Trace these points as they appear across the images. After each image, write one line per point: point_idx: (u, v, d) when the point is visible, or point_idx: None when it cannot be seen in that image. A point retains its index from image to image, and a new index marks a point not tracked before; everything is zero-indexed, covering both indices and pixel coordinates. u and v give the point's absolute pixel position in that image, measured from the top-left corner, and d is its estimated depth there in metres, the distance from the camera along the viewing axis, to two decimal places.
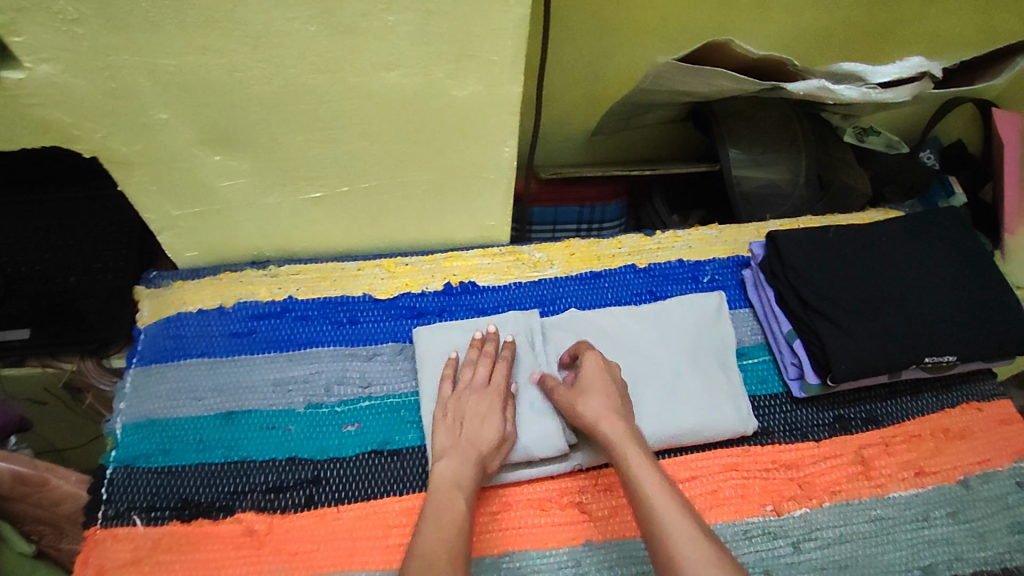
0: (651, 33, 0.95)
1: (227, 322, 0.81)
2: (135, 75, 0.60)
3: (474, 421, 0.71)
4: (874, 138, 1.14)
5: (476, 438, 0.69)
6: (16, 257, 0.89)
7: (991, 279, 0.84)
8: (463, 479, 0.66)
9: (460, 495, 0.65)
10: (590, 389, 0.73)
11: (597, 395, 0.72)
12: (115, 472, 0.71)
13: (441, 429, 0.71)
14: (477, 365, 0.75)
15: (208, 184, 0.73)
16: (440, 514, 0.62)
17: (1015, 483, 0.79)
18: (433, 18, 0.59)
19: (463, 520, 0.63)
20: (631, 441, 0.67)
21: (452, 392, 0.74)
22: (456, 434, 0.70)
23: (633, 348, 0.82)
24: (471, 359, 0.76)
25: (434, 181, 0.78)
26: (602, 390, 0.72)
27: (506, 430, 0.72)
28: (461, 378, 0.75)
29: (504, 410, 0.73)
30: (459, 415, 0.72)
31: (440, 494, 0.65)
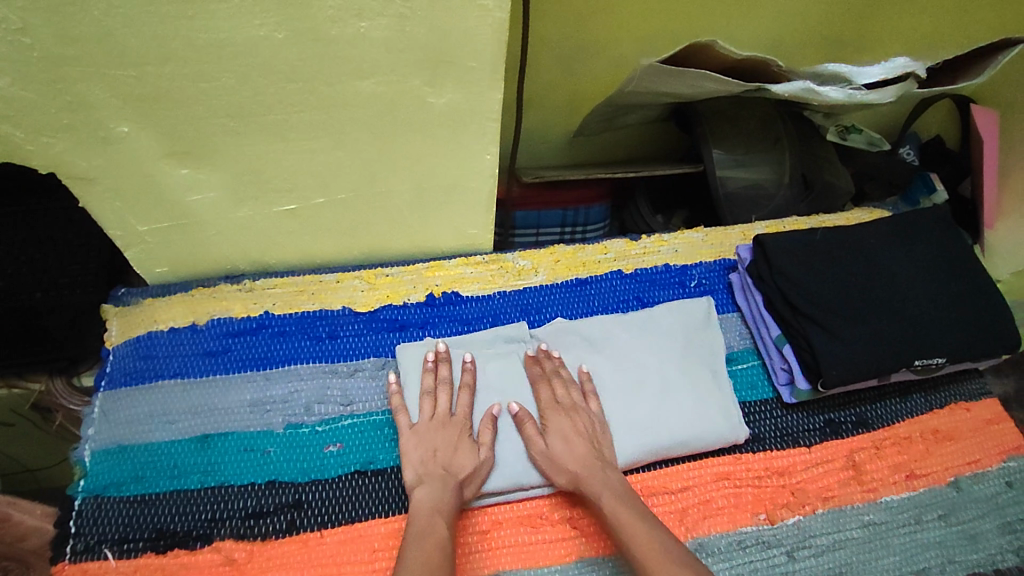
0: (632, 34, 0.93)
1: (200, 341, 0.78)
2: (91, 86, 0.56)
3: (446, 453, 0.69)
4: (857, 136, 1.10)
5: (453, 467, 0.68)
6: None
7: (976, 279, 0.84)
8: (444, 501, 0.66)
9: (440, 518, 0.64)
10: (562, 442, 0.71)
11: (571, 451, 0.70)
12: (84, 503, 0.68)
13: (411, 458, 0.69)
14: (436, 394, 0.73)
15: (176, 199, 0.70)
16: (432, 537, 0.62)
17: (1003, 483, 0.79)
18: (408, 23, 0.57)
19: (447, 542, 0.62)
20: (608, 491, 0.68)
21: (413, 424, 0.72)
22: (428, 463, 0.69)
23: (619, 364, 0.80)
24: (427, 388, 0.74)
25: (415, 190, 0.76)
26: (578, 443, 0.71)
27: (483, 457, 0.70)
28: (421, 409, 0.73)
29: (476, 437, 0.72)
30: (430, 446, 0.70)
31: (422, 515, 0.64)
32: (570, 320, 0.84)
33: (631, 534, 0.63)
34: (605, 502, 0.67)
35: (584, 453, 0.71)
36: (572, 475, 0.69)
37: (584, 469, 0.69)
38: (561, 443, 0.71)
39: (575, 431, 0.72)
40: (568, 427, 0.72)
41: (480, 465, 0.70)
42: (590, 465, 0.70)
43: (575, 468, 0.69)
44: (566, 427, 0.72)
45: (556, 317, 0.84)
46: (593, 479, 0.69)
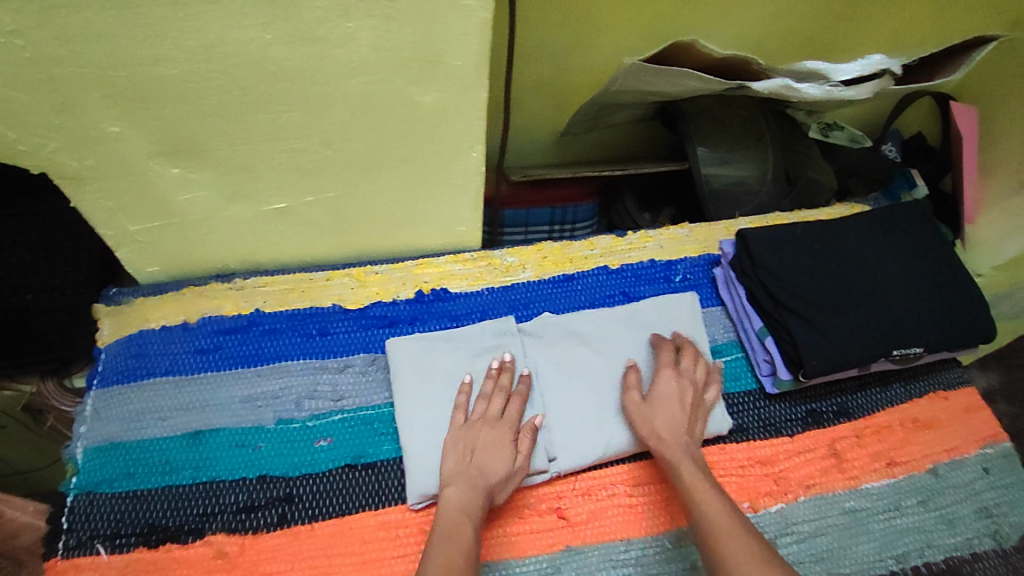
0: (617, 33, 0.94)
1: (191, 338, 0.79)
2: (81, 86, 0.57)
3: (484, 454, 0.70)
4: (838, 133, 1.17)
5: (485, 470, 0.69)
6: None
7: (953, 271, 0.86)
8: (468, 504, 0.66)
9: (467, 521, 0.65)
10: (660, 409, 0.75)
11: (665, 415, 0.74)
12: (76, 499, 0.68)
13: (452, 458, 0.70)
14: (491, 400, 0.74)
15: (167, 198, 0.71)
16: (456, 543, 0.62)
17: (981, 469, 0.81)
18: (393, 23, 0.58)
19: (471, 546, 0.62)
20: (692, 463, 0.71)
21: (465, 423, 0.73)
22: (466, 462, 0.69)
23: (609, 359, 0.81)
24: (486, 392, 0.75)
25: (404, 188, 0.77)
26: (675, 414, 0.74)
27: (517, 466, 0.70)
28: (474, 410, 0.74)
29: (516, 444, 0.72)
30: (470, 444, 0.71)
31: (447, 519, 0.65)
32: (557, 314, 0.85)
33: (703, 501, 0.67)
34: (686, 470, 0.70)
35: (677, 421, 0.74)
36: (661, 440, 0.73)
37: (672, 436, 0.73)
38: (671, 407, 0.75)
39: (675, 401, 0.75)
40: (674, 390, 0.76)
41: (514, 470, 0.70)
42: (676, 432, 0.73)
43: (661, 430, 0.73)
44: (676, 390, 0.76)
45: (543, 312, 0.86)
46: (681, 446, 0.72)
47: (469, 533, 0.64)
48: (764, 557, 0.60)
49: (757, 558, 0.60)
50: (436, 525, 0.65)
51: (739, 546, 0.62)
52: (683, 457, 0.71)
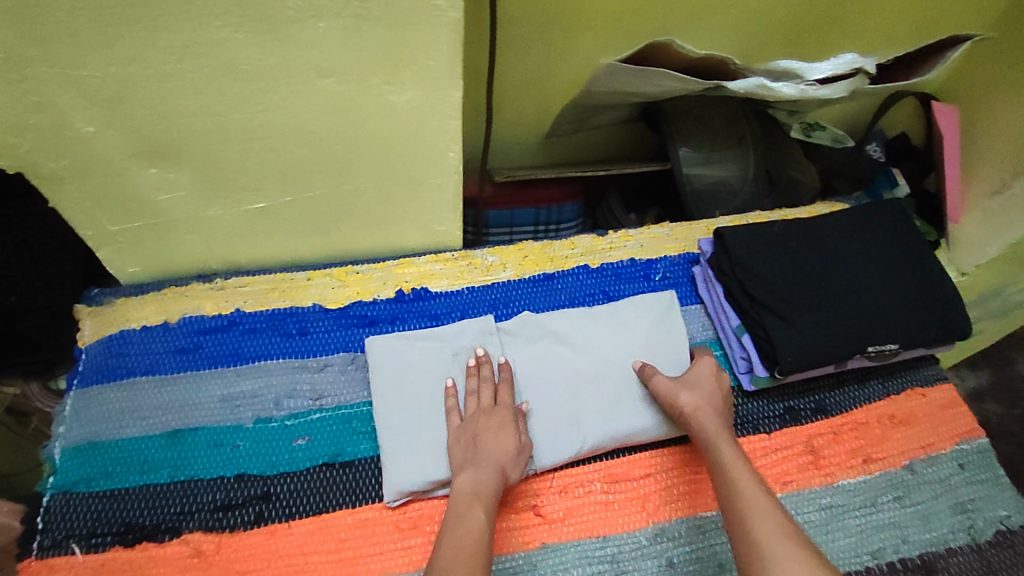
0: (597, 34, 0.95)
1: (172, 338, 0.79)
2: (54, 86, 0.58)
3: (488, 440, 0.71)
4: (821, 133, 1.17)
5: (492, 450, 0.70)
6: None
7: (929, 268, 0.86)
8: (481, 490, 0.66)
9: (478, 505, 0.65)
10: (696, 389, 0.76)
11: (699, 393, 0.76)
12: (53, 499, 0.69)
13: (457, 450, 0.71)
14: (481, 392, 0.76)
15: (146, 198, 0.71)
16: (470, 528, 0.62)
17: (957, 465, 0.81)
18: (364, 23, 0.58)
19: (485, 531, 0.62)
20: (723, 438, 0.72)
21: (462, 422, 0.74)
22: (470, 450, 0.71)
23: (586, 356, 0.82)
24: (471, 387, 0.76)
25: (382, 187, 0.77)
26: (707, 393, 0.76)
27: (523, 442, 0.72)
28: (466, 408, 0.75)
29: (517, 425, 0.74)
30: (473, 433, 0.72)
31: (461, 504, 0.65)
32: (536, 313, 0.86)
33: (738, 476, 0.67)
34: (717, 445, 0.71)
35: (709, 398, 0.76)
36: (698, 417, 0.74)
37: (705, 410, 0.74)
38: (703, 388, 0.77)
39: (708, 389, 0.77)
40: (708, 375, 0.79)
41: (521, 448, 0.72)
42: (710, 409, 0.74)
43: (694, 404, 0.74)
44: (706, 375, 0.78)
45: (522, 311, 0.86)
46: (719, 424, 0.73)
47: (480, 517, 0.64)
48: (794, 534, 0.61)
49: (785, 534, 0.61)
50: (451, 510, 0.65)
51: (770, 521, 0.62)
52: (716, 432, 0.72)
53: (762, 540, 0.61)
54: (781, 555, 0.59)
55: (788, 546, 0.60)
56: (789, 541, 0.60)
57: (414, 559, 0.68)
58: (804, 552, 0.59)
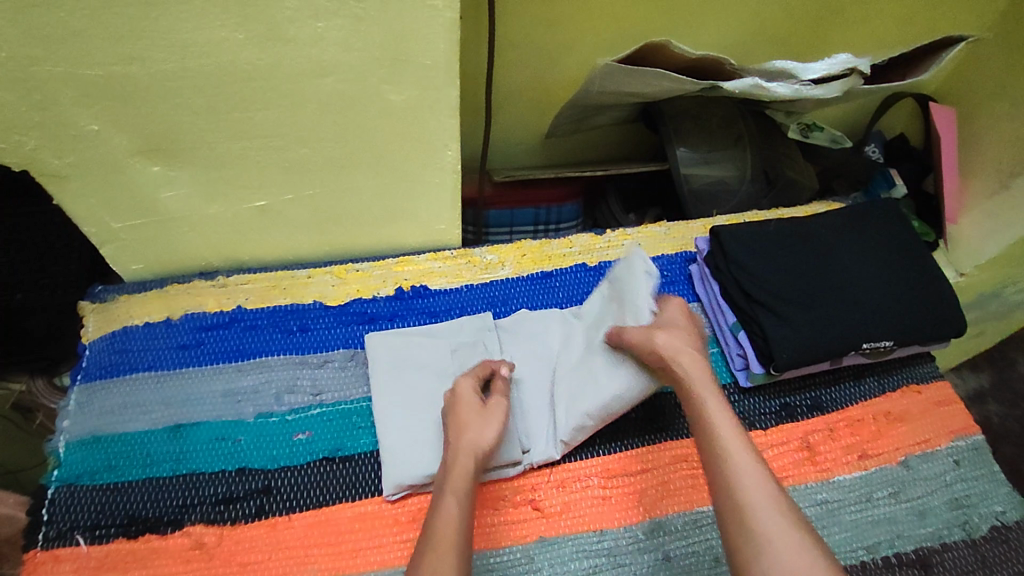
0: (595, 35, 0.96)
1: (174, 334, 0.80)
2: (60, 86, 0.59)
3: (458, 431, 0.69)
4: (818, 134, 1.19)
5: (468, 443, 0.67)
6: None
7: (925, 266, 0.87)
8: (452, 475, 0.65)
9: (450, 499, 0.62)
10: (669, 331, 0.74)
11: (676, 335, 0.74)
12: (57, 492, 0.70)
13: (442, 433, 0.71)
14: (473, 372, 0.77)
15: (149, 196, 0.72)
16: (442, 520, 0.60)
17: (952, 461, 0.82)
18: (362, 24, 0.60)
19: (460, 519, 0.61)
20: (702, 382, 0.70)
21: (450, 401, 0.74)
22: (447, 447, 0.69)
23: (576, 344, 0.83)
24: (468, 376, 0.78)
25: (381, 186, 0.79)
26: (682, 337, 0.74)
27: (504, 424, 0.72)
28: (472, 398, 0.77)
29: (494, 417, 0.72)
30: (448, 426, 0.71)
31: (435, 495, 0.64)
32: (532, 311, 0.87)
33: (717, 421, 0.65)
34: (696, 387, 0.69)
35: (684, 341, 0.74)
36: (677, 364, 0.71)
37: (681, 351, 0.72)
38: (678, 331, 0.75)
39: (677, 326, 0.76)
40: (682, 321, 0.77)
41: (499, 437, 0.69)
42: (687, 352, 0.72)
43: (671, 348, 0.72)
44: (678, 322, 0.77)
45: (521, 309, 0.87)
46: (702, 374, 0.71)
47: (452, 501, 0.62)
48: (781, 499, 0.59)
49: (768, 489, 0.59)
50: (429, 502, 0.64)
51: (750, 468, 0.61)
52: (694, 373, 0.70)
53: (749, 504, 0.58)
54: (765, 522, 0.57)
55: (770, 503, 0.58)
56: (777, 505, 0.58)
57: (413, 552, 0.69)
58: (783, 501, 0.58)
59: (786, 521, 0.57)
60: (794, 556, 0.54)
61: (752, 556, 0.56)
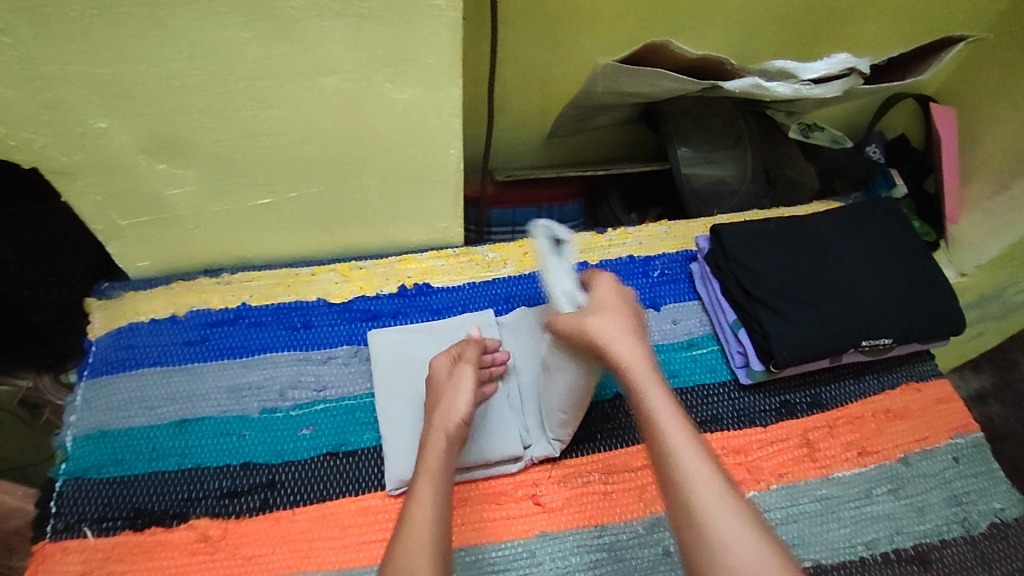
0: (596, 35, 0.97)
1: (180, 331, 0.81)
2: (70, 84, 0.60)
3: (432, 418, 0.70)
4: (819, 133, 1.17)
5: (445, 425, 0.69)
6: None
7: (924, 265, 0.88)
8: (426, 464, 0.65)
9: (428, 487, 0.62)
10: (602, 313, 0.69)
11: (609, 317, 0.69)
12: (65, 484, 0.71)
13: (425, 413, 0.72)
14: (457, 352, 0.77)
15: (155, 193, 0.73)
16: (415, 519, 0.59)
17: (951, 458, 0.82)
18: (367, 23, 0.60)
19: (435, 509, 0.60)
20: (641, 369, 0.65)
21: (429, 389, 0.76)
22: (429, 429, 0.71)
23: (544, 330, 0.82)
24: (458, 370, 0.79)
25: (385, 184, 0.79)
26: (615, 317, 0.69)
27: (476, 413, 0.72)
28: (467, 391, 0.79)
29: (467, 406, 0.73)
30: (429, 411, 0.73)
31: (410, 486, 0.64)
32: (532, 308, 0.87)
33: (661, 415, 0.61)
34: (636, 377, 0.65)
35: (619, 323, 0.69)
36: (613, 354, 0.66)
37: (615, 336, 0.67)
38: (612, 312, 0.70)
39: (612, 306, 0.71)
40: (616, 300, 0.72)
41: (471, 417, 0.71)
42: (621, 337, 0.67)
43: (603, 333, 0.67)
44: (610, 301, 0.72)
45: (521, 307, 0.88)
46: (642, 362, 0.66)
47: (426, 492, 0.62)
48: (733, 497, 0.56)
49: (717, 485, 0.56)
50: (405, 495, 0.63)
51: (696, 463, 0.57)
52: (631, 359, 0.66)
53: (698, 507, 0.55)
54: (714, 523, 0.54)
55: (720, 501, 0.55)
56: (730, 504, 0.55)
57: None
58: (733, 497, 0.56)
59: (740, 522, 0.53)
60: (748, 559, 0.51)
61: (704, 560, 0.53)
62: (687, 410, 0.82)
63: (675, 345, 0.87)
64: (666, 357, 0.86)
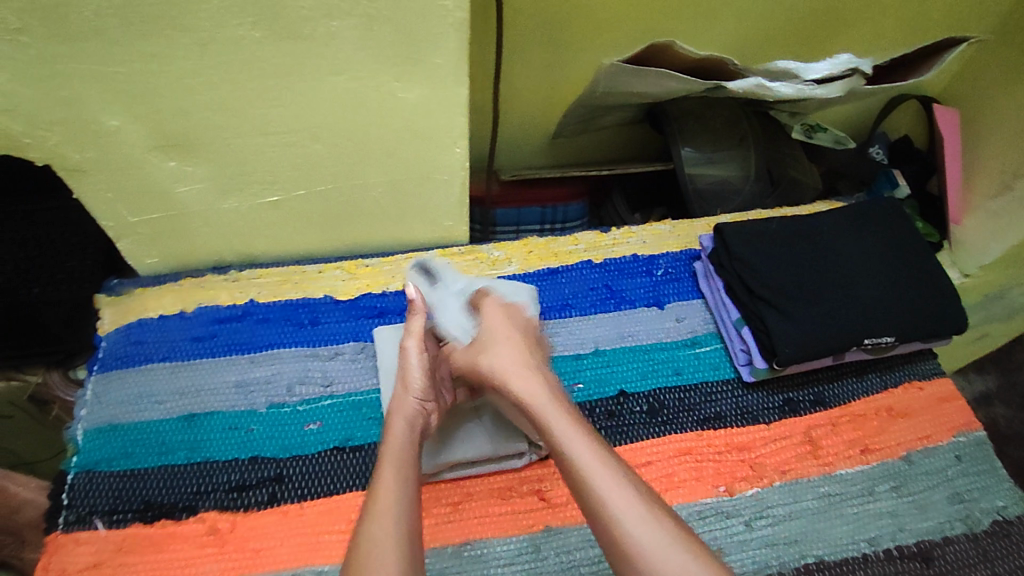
0: (601, 36, 0.98)
1: (188, 327, 0.82)
2: (83, 82, 0.61)
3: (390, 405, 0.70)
4: (821, 134, 1.18)
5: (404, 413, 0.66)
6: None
7: (927, 264, 0.88)
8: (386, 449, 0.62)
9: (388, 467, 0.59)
10: (493, 349, 0.70)
11: (502, 348, 0.70)
12: (76, 477, 0.72)
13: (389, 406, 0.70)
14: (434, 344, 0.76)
15: (165, 190, 0.74)
16: (378, 507, 0.55)
17: (954, 456, 0.83)
18: (375, 23, 0.61)
19: (401, 495, 0.56)
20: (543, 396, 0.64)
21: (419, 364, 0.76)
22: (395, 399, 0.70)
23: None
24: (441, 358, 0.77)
25: (391, 182, 0.80)
26: (508, 349, 0.70)
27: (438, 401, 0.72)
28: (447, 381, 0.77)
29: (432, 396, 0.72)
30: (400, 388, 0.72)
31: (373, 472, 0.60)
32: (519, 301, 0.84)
33: (568, 439, 0.59)
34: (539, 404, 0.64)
35: (513, 353, 0.69)
36: (511, 388, 0.66)
37: (510, 366, 0.68)
38: (506, 343, 0.70)
39: (502, 337, 0.71)
40: (506, 330, 0.73)
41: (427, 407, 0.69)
42: (514, 367, 0.67)
43: (499, 366, 0.68)
44: (499, 331, 0.72)
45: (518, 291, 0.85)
46: (538, 393, 0.65)
47: (388, 476, 0.58)
48: (653, 513, 0.54)
49: (640, 502, 0.55)
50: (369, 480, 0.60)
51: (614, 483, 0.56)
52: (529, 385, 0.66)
53: (623, 530, 0.53)
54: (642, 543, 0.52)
55: (645, 518, 0.54)
56: (652, 522, 0.53)
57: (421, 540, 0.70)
58: (656, 512, 0.54)
59: (663, 540, 0.52)
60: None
61: None
62: (690, 407, 0.83)
63: (678, 343, 0.88)
64: (669, 355, 0.87)
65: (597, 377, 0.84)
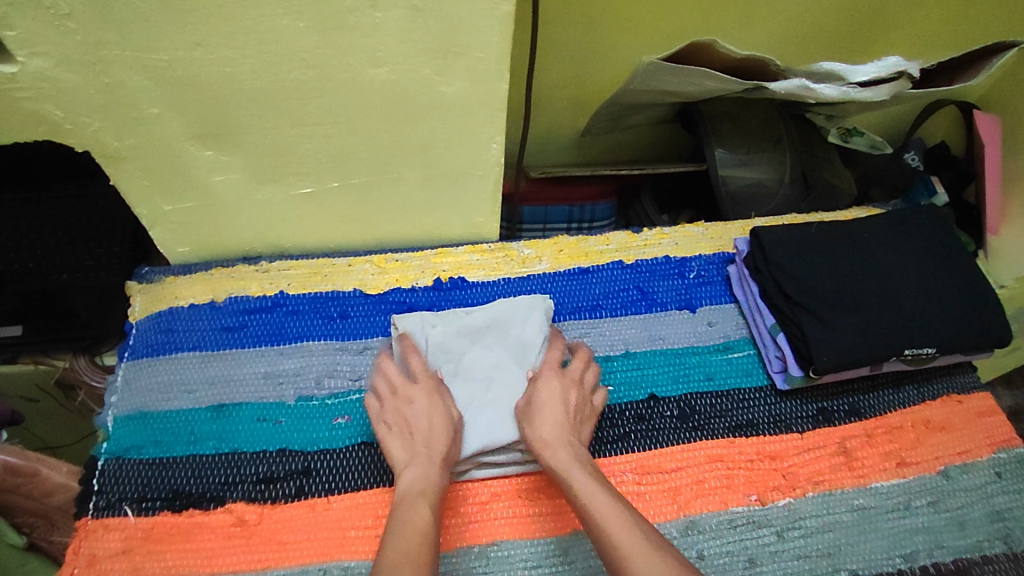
0: (638, 34, 0.96)
1: (218, 316, 0.82)
2: (126, 69, 0.61)
3: (394, 445, 0.70)
4: (858, 138, 1.08)
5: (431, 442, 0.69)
6: (20, 253, 0.92)
7: (969, 273, 0.86)
8: (423, 484, 0.65)
9: (423, 502, 0.63)
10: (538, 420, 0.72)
11: (547, 419, 0.71)
12: (106, 463, 0.72)
13: (393, 441, 0.70)
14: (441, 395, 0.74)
15: (200, 179, 0.74)
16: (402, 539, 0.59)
17: (994, 473, 0.80)
18: (420, 15, 0.60)
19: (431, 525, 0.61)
20: (574, 462, 0.68)
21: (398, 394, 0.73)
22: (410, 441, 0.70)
23: (471, 368, 0.78)
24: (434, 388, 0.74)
25: (424, 176, 0.79)
26: (557, 415, 0.72)
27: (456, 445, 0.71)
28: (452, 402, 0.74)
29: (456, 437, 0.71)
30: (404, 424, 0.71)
31: (405, 501, 0.64)
32: (513, 328, 0.80)
33: (588, 496, 0.64)
34: (569, 470, 0.67)
35: (560, 423, 0.71)
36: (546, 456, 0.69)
37: (555, 435, 0.70)
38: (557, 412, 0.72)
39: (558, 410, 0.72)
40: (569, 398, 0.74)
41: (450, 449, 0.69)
42: (556, 439, 0.70)
43: (540, 438, 0.70)
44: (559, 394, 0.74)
45: (513, 311, 0.80)
46: (566, 451, 0.69)
47: (415, 515, 0.62)
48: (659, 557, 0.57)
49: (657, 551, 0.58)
50: (394, 507, 0.64)
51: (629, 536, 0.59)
52: (564, 454, 0.68)
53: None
54: None
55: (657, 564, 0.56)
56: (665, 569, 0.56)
57: (450, 539, 0.69)
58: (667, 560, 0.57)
59: None
60: None
61: None
62: (721, 413, 0.81)
63: (710, 347, 0.86)
64: (701, 359, 0.85)
65: (627, 379, 0.83)
